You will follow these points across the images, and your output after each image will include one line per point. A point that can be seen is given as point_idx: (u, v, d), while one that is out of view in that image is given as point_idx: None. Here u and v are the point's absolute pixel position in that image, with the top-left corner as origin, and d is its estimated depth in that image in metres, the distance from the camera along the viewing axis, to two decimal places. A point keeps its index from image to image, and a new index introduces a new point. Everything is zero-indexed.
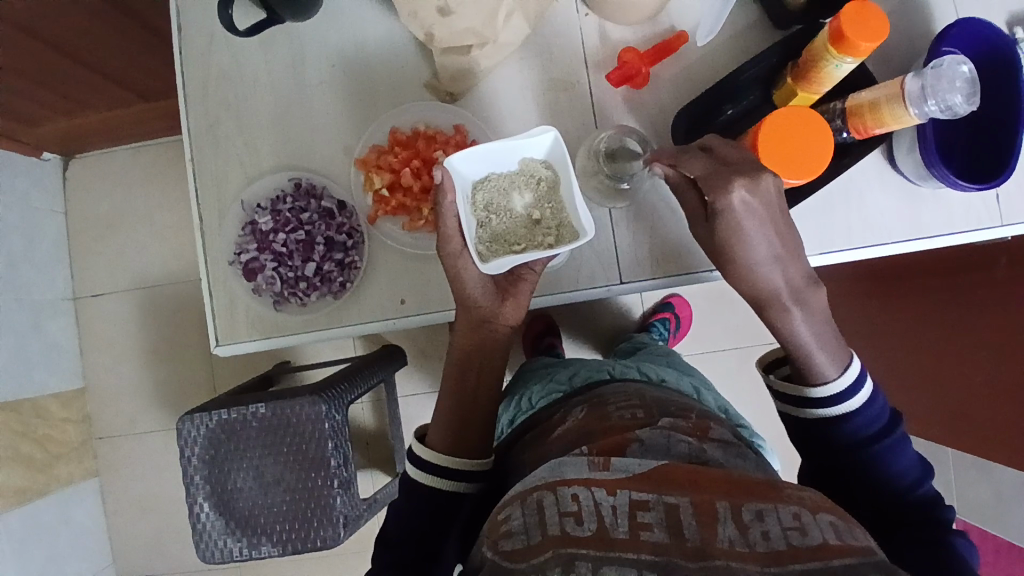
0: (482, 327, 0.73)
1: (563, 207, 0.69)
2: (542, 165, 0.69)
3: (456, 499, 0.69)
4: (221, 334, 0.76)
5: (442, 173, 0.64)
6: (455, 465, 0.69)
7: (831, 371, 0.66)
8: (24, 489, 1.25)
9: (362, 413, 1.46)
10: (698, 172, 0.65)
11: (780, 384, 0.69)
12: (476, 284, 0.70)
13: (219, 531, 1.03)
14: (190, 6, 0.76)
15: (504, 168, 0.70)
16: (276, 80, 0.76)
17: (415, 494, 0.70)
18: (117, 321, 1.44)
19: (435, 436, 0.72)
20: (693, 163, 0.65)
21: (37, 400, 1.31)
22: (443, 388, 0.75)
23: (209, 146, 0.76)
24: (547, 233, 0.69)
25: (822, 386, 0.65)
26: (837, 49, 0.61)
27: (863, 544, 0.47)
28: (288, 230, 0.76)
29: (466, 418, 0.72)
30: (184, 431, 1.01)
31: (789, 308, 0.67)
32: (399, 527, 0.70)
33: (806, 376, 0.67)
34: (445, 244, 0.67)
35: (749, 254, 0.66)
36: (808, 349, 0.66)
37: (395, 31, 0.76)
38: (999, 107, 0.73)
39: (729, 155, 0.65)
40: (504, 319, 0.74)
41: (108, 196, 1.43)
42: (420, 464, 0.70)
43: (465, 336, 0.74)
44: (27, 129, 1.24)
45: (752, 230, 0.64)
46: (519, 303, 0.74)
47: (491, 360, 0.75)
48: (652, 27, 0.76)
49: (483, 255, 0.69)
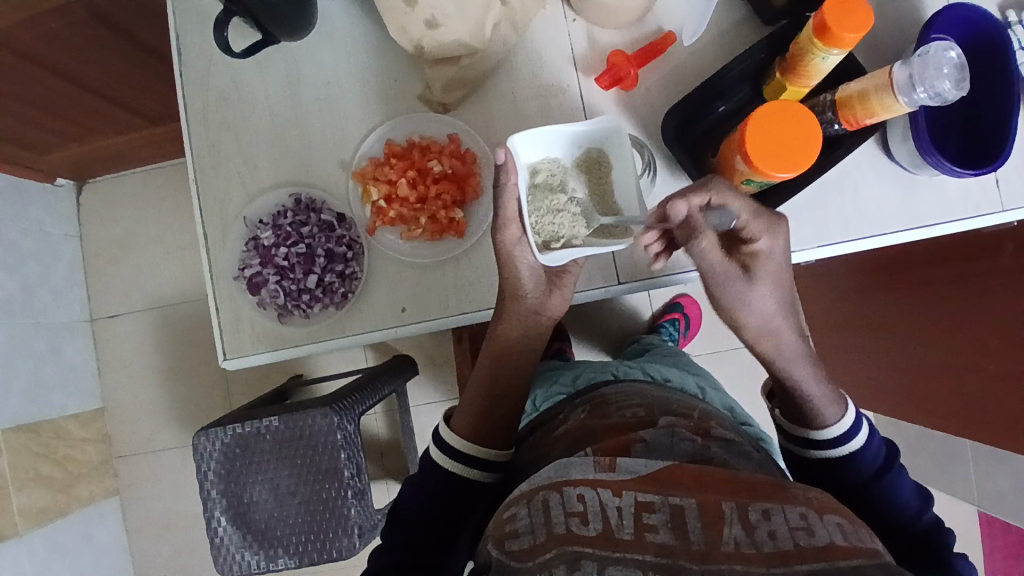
0: (527, 316, 0.73)
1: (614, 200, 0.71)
2: (597, 152, 0.70)
3: (476, 487, 0.71)
4: (228, 349, 0.78)
5: (505, 154, 0.64)
6: (482, 454, 0.70)
7: (834, 414, 0.66)
8: (47, 508, 1.28)
9: (375, 423, 1.47)
10: (743, 212, 0.64)
11: (788, 426, 0.69)
12: (529, 273, 0.70)
13: (236, 544, 1.05)
14: (188, 30, 0.78)
15: (564, 156, 0.70)
16: (272, 99, 0.78)
17: (432, 474, 0.71)
18: (133, 340, 1.47)
19: (459, 420, 0.72)
20: (736, 199, 0.63)
21: (58, 421, 1.34)
22: (475, 376, 0.76)
23: (210, 165, 0.78)
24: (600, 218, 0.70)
25: (827, 429, 0.66)
26: (822, 41, 0.62)
27: (869, 546, 0.46)
28: (288, 244, 0.78)
29: (494, 408, 0.73)
30: (200, 447, 1.03)
31: (795, 360, 0.66)
32: (414, 509, 0.70)
33: (807, 417, 0.67)
34: (503, 229, 0.66)
35: (774, 303, 0.65)
36: (817, 396, 0.66)
37: (387, 46, 0.78)
38: (992, 92, 0.73)
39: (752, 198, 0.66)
40: (549, 311, 0.74)
41: (120, 218, 1.47)
42: (442, 445, 0.72)
43: (509, 325, 0.73)
44: (40, 157, 1.28)
45: (778, 281, 0.65)
46: (564, 295, 0.74)
47: (527, 353, 0.75)
48: (639, 29, 0.77)
49: (538, 242, 0.68)
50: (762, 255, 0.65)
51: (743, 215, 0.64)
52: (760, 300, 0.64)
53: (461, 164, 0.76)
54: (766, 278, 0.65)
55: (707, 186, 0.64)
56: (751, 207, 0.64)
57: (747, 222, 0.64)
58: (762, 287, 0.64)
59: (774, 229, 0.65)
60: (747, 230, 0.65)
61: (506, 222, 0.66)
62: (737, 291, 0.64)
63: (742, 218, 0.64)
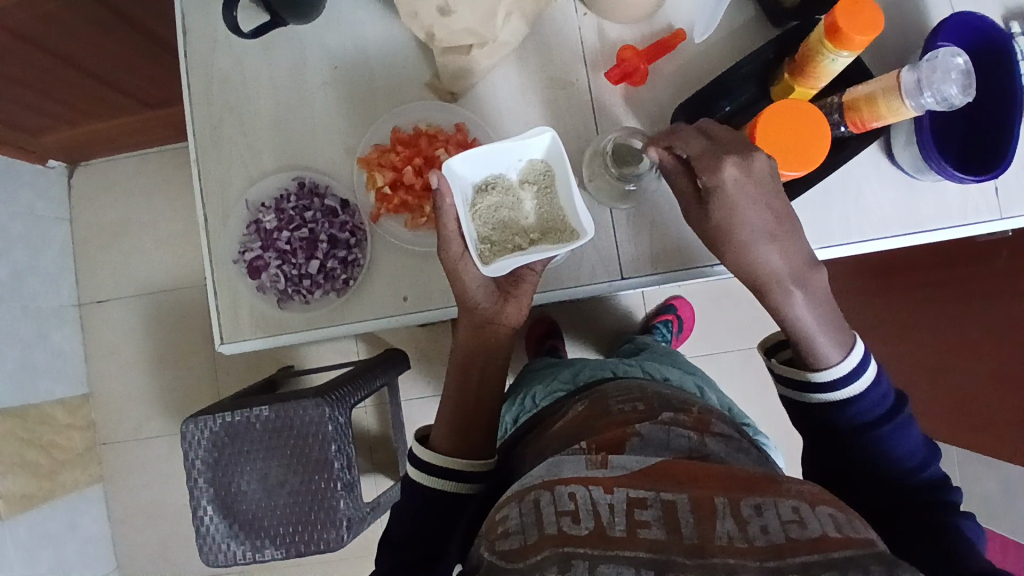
0: (483, 326, 0.74)
1: (563, 210, 0.70)
2: (542, 165, 0.70)
3: (458, 500, 0.70)
4: (225, 332, 0.77)
5: (438, 177, 0.65)
6: (463, 467, 0.70)
7: (832, 356, 0.65)
8: (30, 495, 1.26)
9: (366, 416, 1.46)
10: (693, 151, 0.65)
11: (784, 369, 0.67)
12: (479, 286, 0.72)
13: (223, 534, 1.03)
14: (194, 10, 0.77)
15: (507, 171, 0.70)
16: (277, 82, 0.77)
17: (425, 479, 0.70)
18: (122, 327, 1.45)
19: (437, 437, 0.73)
20: (686, 141, 0.66)
21: (44, 407, 1.31)
22: (446, 393, 0.76)
23: (212, 147, 0.77)
24: (547, 232, 0.70)
25: (824, 370, 0.65)
26: (833, 42, 0.62)
27: (863, 537, 0.46)
28: (291, 228, 0.78)
29: (470, 418, 0.73)
30: (189, 434, 1.01)
31: (784, 298, 0.67)
32: (406, 517, 0.70)
33: (807, 359, 0.66)
34: (446, 248, 0.68)
35: (743, 233, 0.66)
36: (810, 335, 0.66)
37: (395, 32, 0.77)
38: (993, 100, 0.74)
39: (718, 133, 0.66)
40: (507, 321, 0.75)
41: (112, 203, 1.44)
42: (417, 462, 0.72)
43: (468, 334, 0.75)
44: (33, 137, 1.25)
45: (745, 207, 0.65)
46: (520, 306, 0.75)
47: (495, 358, 0.76)
48: (649, 25, 0.77)
49: (485, 256, 0.70)
50: (727, 190, 0.64)
51: (693, 156, 0.65)
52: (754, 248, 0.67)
53: None
54: (751, 217, 0.66)
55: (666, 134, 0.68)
56: (701, 148, 0.65)
57: (699, 163, 0.65)
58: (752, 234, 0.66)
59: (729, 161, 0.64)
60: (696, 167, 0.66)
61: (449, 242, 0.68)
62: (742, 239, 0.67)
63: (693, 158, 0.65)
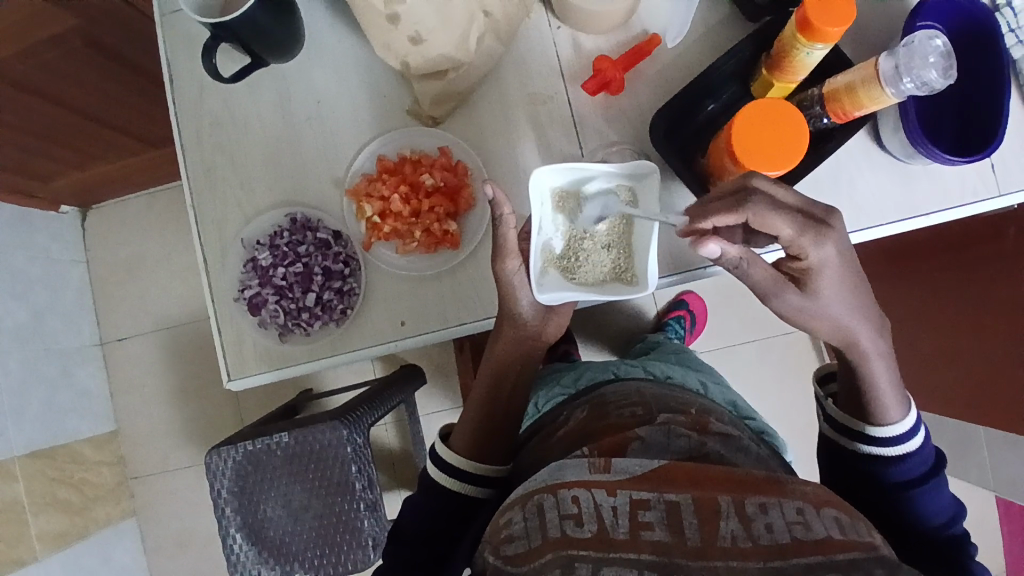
0: (524, 341, 0.75)
1: (629, 244, 0.70)
2: (627, 189, 0.70)
3: (473, 505, 0.71)
4: (232, 369, 0.78)
5: (494, 189, 0.64)
6: (483, 472, 0.71)
7: (893, 414, 0.65)
8: (64, 532, 1.30)
9: (385, 434, 1.48)
10: (787, 234, 0.57)
11: (840, 415, 0.68)
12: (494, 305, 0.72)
13: (252, 561, 1.05)
14: (180, 56, 0.79)
15: (592, 188, 0.70)
16: (265, 120, 0.79)
17: (436, 494, 0.71)
18: (143, 362, 1.49)
19: (457, 439, 0.73)
20: (777, 221, 0.57)
21: (72, 445, 1.35)
22: (472, 399, 0.76)
23: (206, 189, 0.79)
24: (612, 259, 0.70)
25: (883, 427, 0.65)
26: (806, 36, 0.62)
27: (867, 539, 0.45)
28: (286, 263, 0.79)
29: (490, 429, 0.73)
30: (213, 466, 1.03)
31: (872, 357, 0.65)
32: (415, 529, 0.71)
33: (869, 412, 0.66)
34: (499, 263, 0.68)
35: (840, 307, 0.62)
36: (882, 393, 0.65)
37: (374, 61, 0.79)
38: (981, 79, 0.73)
39: (793, 200, 0.58)
40: (547, 336, 0.76)
41: (125, 242, 1.48)
42: (438, 463, 0.73)
43: (508, 349, 0.74)
44: (44, 185, 1.30)
45: (833, 280, 0.61)
46: (561, 321, 0.76)
47: (524, 372, 0.76)
48: (624, 32, 0.77)
49: (544, 277, 0.69)
50: (819, 268, 0.60)
51: (789, 236, 0.58)
52: (823, 310, 0.63)
53: (452, 177, 0.76)
54: (827, 289, 0.61)
55: (741, 210, 0.57)
56: (800, 227, 0.57)
57: (792, 241, 0.58)
58: (827, 298, 0.62)
59: (828, 237, 0.58)
60: (792, 247, 0.59)
61: (506, 253, 0.67)
62: (796, 306, 0.63)
63: (785, 238, 0.58)
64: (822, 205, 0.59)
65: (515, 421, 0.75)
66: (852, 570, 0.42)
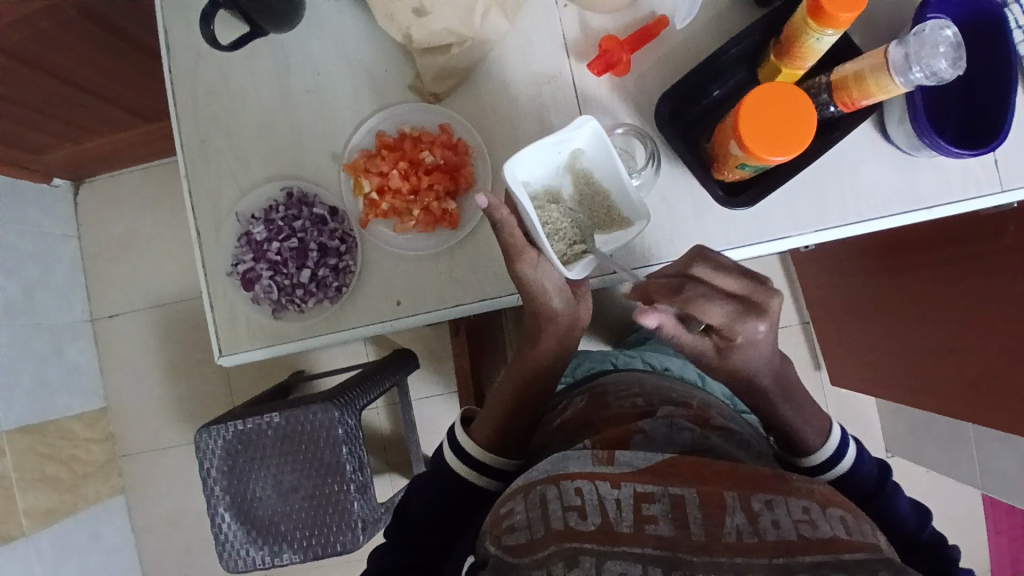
0: (565, 333, 0.73)
1: (607, 200, 0.68)
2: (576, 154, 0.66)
3: (483, 496, 0.71)
4: (223, 345, 0.78)
5: (487, 197, 0.63)
6: (498, 463, 0.70)
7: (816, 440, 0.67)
8: (52, 509, 1.29)
9: (378, 417, 1.48)
10: (717, 322, 0.59)
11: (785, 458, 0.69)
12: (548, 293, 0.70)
13: (241, 540, 1.04)
14: (177, 25, 0.78)
15: (540, 170, 0.66)
16: (262, 93, 0.78)
17: (444, 476, 0.71)
18: (134, 340, 1.47)
19: (478, 426, 0.73)
20: (709, 310, 0.58)
21: (61, 422, 1.34)
22: (500, 391, 0.75)
23: (201, 161, 0.78)
24: (601, 215, 0.69)
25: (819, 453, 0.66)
26: (817, 22, 0.61)
27: (873, 541, 0.45)
28: (280, 238, 0.78)
29: (512, 419, 0.72)
30: (203, 444, 1.02)
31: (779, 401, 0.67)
32: (421, 510, 0.71)
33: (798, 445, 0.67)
34: (520, 258, 0.66)
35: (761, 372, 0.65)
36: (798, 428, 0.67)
37: (376, 35, 0.77)
38: (988, 71, 0.72)
39: (735, 288, 0.59)
40: (579, 321, 0.74)
41: (118, 218, 1.46)
42: (459, 452, 0.71)
43: (550, 344, 0.73)
44: (36, 157, 1.27)
45: (760, 354, 0.62)
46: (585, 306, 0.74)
47: (546, 373, 0.75)
48: (632, 13, 0.76)
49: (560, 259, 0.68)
50: (747, 346, 0.61)
51: (717, 322, 0.59)
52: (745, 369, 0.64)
53: (453, 155, 0.75)
54: (750, 360, 0.63)
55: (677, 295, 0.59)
56: (726, 316, 0.58)
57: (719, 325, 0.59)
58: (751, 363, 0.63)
59: (758, 324, 0.59)
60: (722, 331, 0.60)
61: (523, 252, 0.66)
62: (718, 364, 0.65)
63: (715, 322, 0.59)
64: (762, 293, 0.59)
65: (527, 415, 0.74)
66: (859, 570, 0.42)
